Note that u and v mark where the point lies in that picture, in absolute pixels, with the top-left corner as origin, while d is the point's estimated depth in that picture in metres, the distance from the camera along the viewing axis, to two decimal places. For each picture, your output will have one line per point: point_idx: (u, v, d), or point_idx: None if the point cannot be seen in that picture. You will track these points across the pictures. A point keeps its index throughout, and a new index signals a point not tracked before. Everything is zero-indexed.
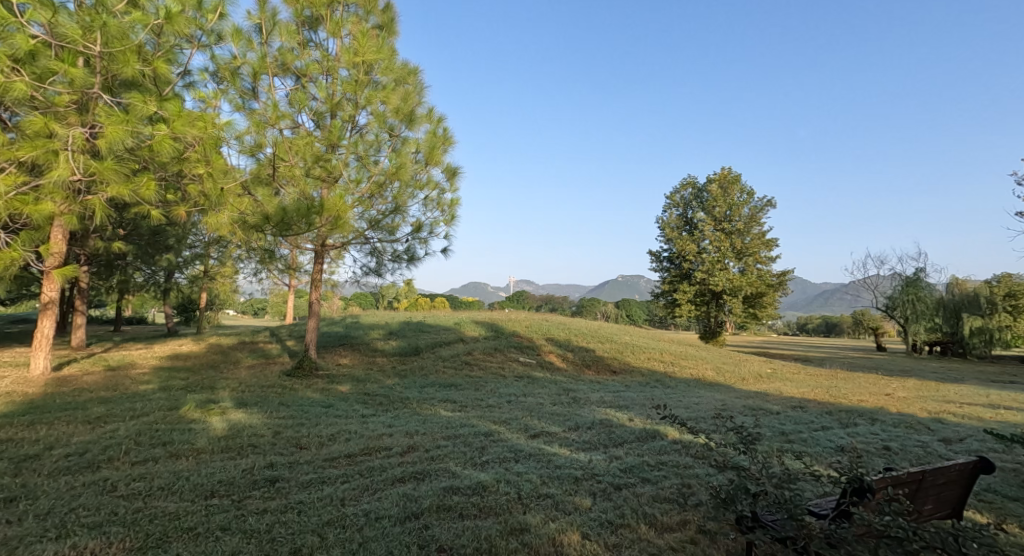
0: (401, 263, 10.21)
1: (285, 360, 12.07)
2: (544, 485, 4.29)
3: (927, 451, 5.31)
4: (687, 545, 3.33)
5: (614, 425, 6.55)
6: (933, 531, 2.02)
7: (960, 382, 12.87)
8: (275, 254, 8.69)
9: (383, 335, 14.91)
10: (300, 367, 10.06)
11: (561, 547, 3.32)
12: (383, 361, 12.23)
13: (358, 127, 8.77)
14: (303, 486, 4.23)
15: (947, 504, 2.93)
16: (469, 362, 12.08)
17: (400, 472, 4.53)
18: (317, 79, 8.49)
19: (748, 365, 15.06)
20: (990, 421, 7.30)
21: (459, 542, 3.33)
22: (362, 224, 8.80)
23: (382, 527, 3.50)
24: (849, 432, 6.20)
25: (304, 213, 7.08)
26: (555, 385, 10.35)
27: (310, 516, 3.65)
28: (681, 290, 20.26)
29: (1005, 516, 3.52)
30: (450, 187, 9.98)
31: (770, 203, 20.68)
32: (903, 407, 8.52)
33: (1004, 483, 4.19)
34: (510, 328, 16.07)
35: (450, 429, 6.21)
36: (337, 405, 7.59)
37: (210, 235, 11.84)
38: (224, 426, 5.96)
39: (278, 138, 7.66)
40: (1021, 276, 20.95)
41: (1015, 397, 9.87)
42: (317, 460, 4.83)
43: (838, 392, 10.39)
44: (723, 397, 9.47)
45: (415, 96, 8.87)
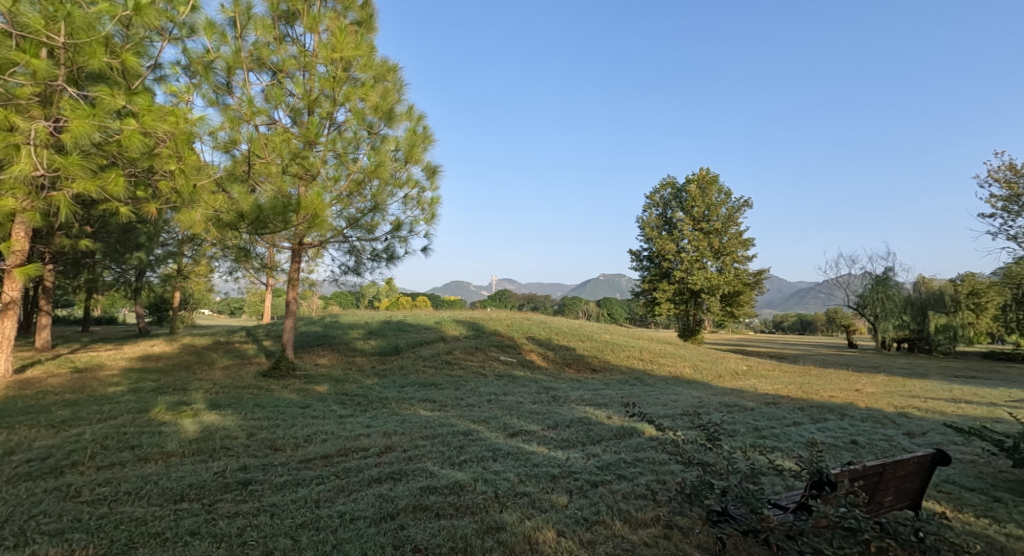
0: (380, 262, 10.14)
1: (261, 360, 11.87)
2: (521, 484, 4.31)
3: (892, 445, 5.48)
4: (659, 540, 3.38)
5: (592, 422, 6.62)
6: (886, 524, 2.09)
7: (926, 377, 13.36)
8: (251, 253, 8.55)
9: (362, 335, 14.77)
10: (277, 367, 9.92)
11: (536, 545, 3.34)
12: (362, 360, 12.11)
13: (336, 125, 8.69)
14: (277, 488, 4.18)
15: (907, 496, 3.04)
16: (450, 361, 12.05)
17: (377, 473, 4.50)
18: (294, 75, 8.41)
19: (725, 362, 15.34)
20: (953, 415, 7.55)
21: (434, 541, 3.33)
22: (341, 222, 8.72)
23: (357, 528, 3.48)
24: (819, 427, 6.38)
25: (280, 211, 7.00)
26: (535, 383, 10.41)
27: (283, 519, 3.60)
28: (661, 289, 20.50)
29: (961, 506, 3.65)
30: (430, 185, 9.95)
31: (746, 203, 21.09)
32: (871, 402, 8.78)
33: (962, 475, 4.35)
34: (491, 327, 16.09)
35: (428, 429, 6.18)
36: (314, 405, 7.50)
37: (183, 233, 11.58)
38: (196, 428, 5.84)
39: (253, 135, 7.51)
40: (984, 276, 21.79)
41: (975, 392, 10.30)
42: (292, 462, 4.77)
43: (810, 388, 10.68)
44: (700, 394, 9.61)
45: (394, 93, 8.85)
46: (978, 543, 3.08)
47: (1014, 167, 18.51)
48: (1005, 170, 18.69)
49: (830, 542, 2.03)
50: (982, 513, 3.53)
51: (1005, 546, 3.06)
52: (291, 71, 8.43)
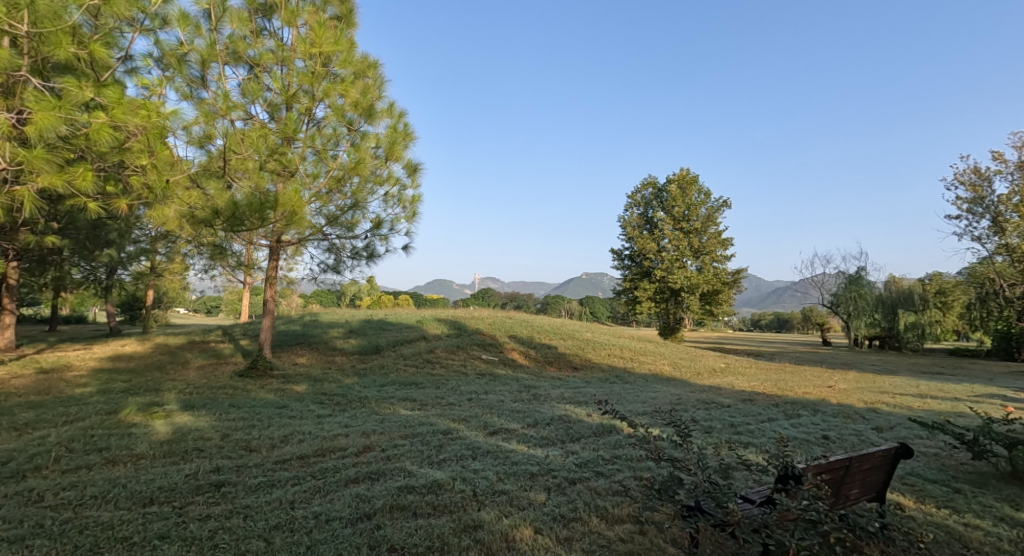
0: (360, 260, 10.05)
1: (237, 360, 11.65)
2: (499, 482, 4.32)
3: (861, 439, 5.63)
4: (635, 535, 3.42)
5: (572, 420, 6.66)
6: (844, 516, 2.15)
7: (895, 374, 13.76)
8: (226, 250, 8.39)
9: (343, 333, 14.62)
10: (254, 367, 9.75)
11: (513, 542, 3.35)
12: (341, 360, 11.99)
13: (315, 121, 8.58)
14: (251, 490, 4.11)
15: (873, 489, 3.13)
16: (431, 360, 12.01)
17: (355, 473, 4.46)
18: (272, 69, 8.28)
19: (704, 360, 15.57)
20: (919, 410, 7.80)
21: (411, 541, 3.31)
22: (320, 220, 8.62)
23: (332, 529, 3.45)
24: (793, 423, 6.52)
25: (257, 208, 6.91)
26: (517, 382, 10.43)
27: (256, 521, 3.55)
28: (642, 287, 20.71)
29: (924, 498, 3.77)
30: (411, 183, 9.89)
31: (725, 203, 21.43)
32: (842, 398, 9.02)
33: (925, 467, 4.50)
34: (473, 325, 16.07)
35: (408, 428, 6.14)
36: (291, 405, 7.39)
37: (156, 230, 11.30)
38: (167, 429, 5.70)
39: (229, 130, 7.35)
40: (950, 275, 22.55)
41: (941, 388, 10.66)
42: (267, 463, 4.70)
43: (785, 385, 10.91)
44: (678, 392, 9.75)
45: (374, 90, 8.76)
46: (939, 534, 3.18)
47: (978, 170, 19.18)
48: (970, 173, 19.34)
49: (792, 533, 2.09)
50: (943, 504, 3.65)
51: (964, 536, 3.17)
52: (268, 66, 8.29)
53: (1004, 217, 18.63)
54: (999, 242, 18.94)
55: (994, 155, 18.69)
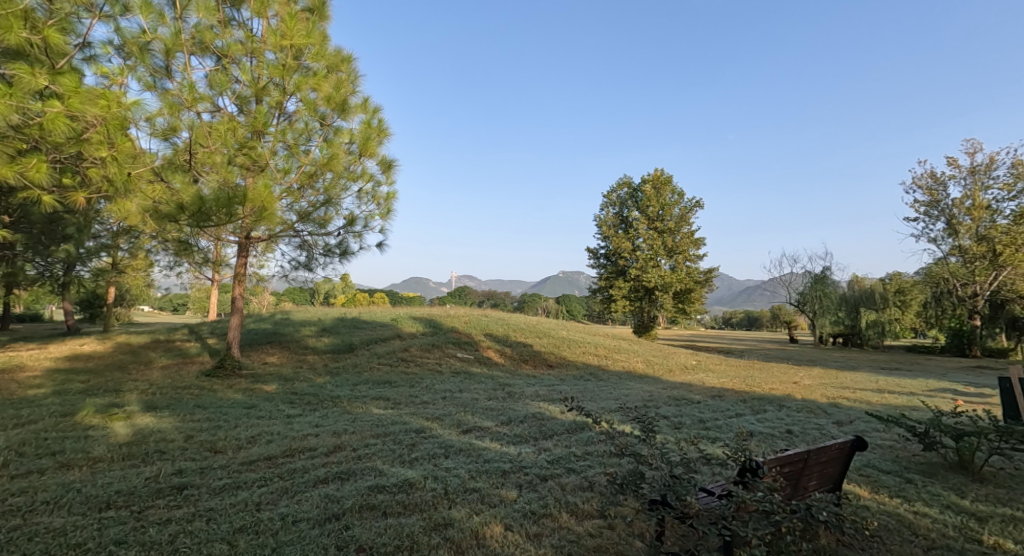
0: (333, 257, 9.89)
1: (203, 359, 11.31)
2: (471, 480, 4.32)
3: (822, 433, 5.83)
4: (604, 530, 3.46)
5: (545, 418, 6.70)
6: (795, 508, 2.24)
7: (856, 370, 14.31)
8: (192, 246, 8.13)
9: (315, 332, 14.38)
10: (222, 367, 9.50)
11: (483, 539, 3.36)
12: (313, 359, 11.78)
13: (287, 115, 8.40)
14: (215, 492, 4.01)
15: (829, 480, 3.25)
16: (406, 358, 11.92)
17: (324, 473, 4.40)
18: (240, 61, 8.10)
19: (676, 357, 15.84)
20: (877, 404, 8.10)
21: (380, 541, 3.28)
22: (291, 216, 8.45)
23: (299, 531, 3.38)
24: (759, 418, 6.71)
25: (224, 203, 6.70)
26: (492, 380, 10.43)
27: (220, 524, 3.46)
28: (617, 286, 20.93)
29: (877, 488, 3.93)
30: (386, 180, 9.77)
31: (698, 204, 21.86)
32: (806, 394, 9.31)
33: (880, 459, 4.69)
34: (449, 323, 15.99)
35: (380, 427, 6.08)
36: (259, 405, 7.24)
37: (119, 225, 10.88)
38: (127, 431, 5.52)
39: (195, 122, 7.08)
40: (910, 276, 23.56)
41: (899, 383, 11.14)
42: (232, 465, 4.59)
43: (753, 381, 11.21)
44: (651, 388, 9.91)
45: (348, 85, 8.64)
46: (890, 521, 3.32)
47: (933, 175, 20.10)
48: (927, 178, 20.25)
49: (748, 524, 2.21)
50: (896, 494, 3.81)
51: (914, 523, 3.31)
52: (237, 57, 8.11)
53: (957, 220, 19.55)
54: (952, 244, 19.87)
55: (948, 160, 19.63)
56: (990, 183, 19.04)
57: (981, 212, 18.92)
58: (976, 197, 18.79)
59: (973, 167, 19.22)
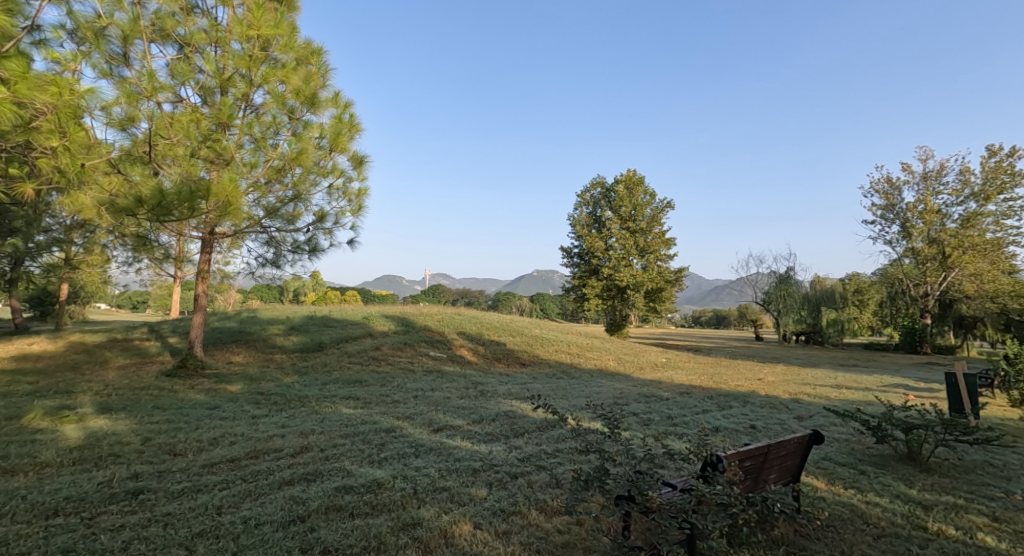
0: (301, 254, 9.68)
1: (164, 359, 10.90)
2: (441, 479, 4.30)
3: (783, 428, 6.01)
4: (572, 526, 3.49)
5: (516, 416, 6.71)
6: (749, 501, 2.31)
7: (817, 367, 14.81)
8: (152, 241, 7.84)
9: (283, 331, 14.04)
10: (183, 367, 9.19)
11: (451, 539, 3.34)
12: (281, 358, 11.51)
13: (253, 107, 8.21)
14: (173, 496, 3.87)
15: (788, 473, 3.35)
16: (377, 357, 11.78)
17: (289, 475, 4.30)
18: (204, 50, 7.86)
19: (646, 355, 16.09)
20: (836, 400, 8.42)
21: (346, 542, 3.24)
22: (257, 211, 8.22)
23: (261, 534, 3.30)
24: (724, 414, 6.88)
25: (186, 197, 6.36)
26: (464, 379, 10.39)
27: (177, 529, 3.35)
28: (590, 285, 21.10)
29: (833, 479, 4.08)
30: (357, 176, 9.62)
31: (670, 205, 22.23)
32: (770, 390, 9.60)
33: (837, 452, 4.87)
34: (422, 322, 15.85)
35: (349, 427, 5.99)
36: (223, 406, 7.05)
37: (72, 218, 10.37)
38: (79, 434, 5.28)
39: (155, 113, 6.77)
40: (867, 277, 24.59)
41: (856, 379, 11.60)
42: (192, 468, 4.44)
43: (720, 378, 11.50)
44: (621, 386, 10.04)
45: (318, 78, 8.44)
46: (843, 511, 3.44)
47: (890, 180, 20.98)
48: (883, 183, 21.11)
49: (706, 517, 2.28)
50: (850, 485, 3.95)
51: (866, 512, 3.44)
52: (200, 46, 7.86)
53: (911, 223, 20.45)
54: (906, 246, 20.79)
55: (903, 166, 20.53)
56: (941, 188, 19.99)
57: (932, 217, 19.83)
58: (929, 201, 19.70)
59: (926, 172, 20.15)
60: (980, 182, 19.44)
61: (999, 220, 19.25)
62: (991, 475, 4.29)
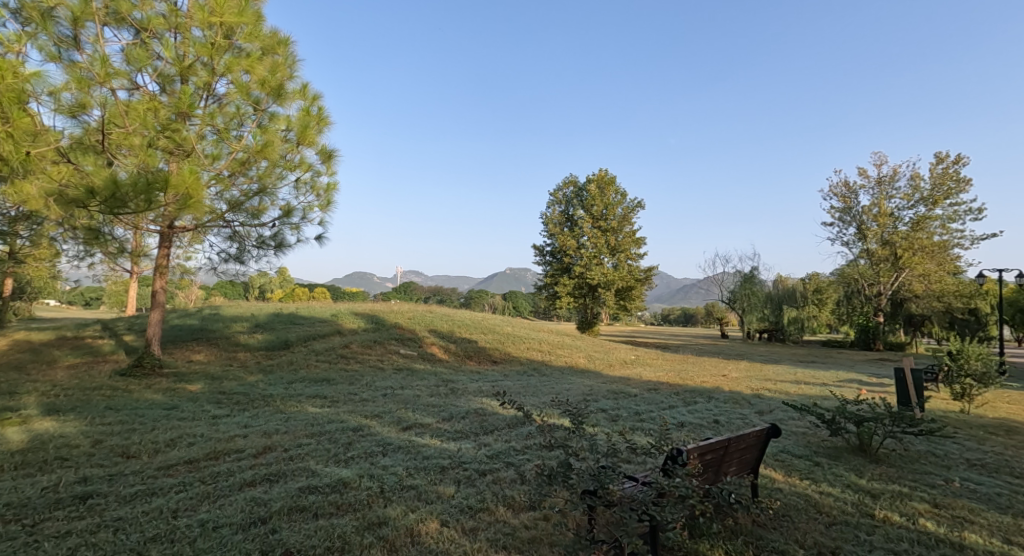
0: (266, 250, 9.42)
1: (118, 358, 10.44)
2: (408, 477, 4.25)
3: (745, 422, 6.20)
4: (539, 522, 3.51)
5: (486, 413, 6.72)
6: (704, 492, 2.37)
7: (778, 363, 15.34)
8: (106, 235, 7.48)
9: (247, 328, 13.66)
10: (139, 366, 8.82)
11: (417, 537, 3.32)
12: (245, 356, 11.19)
13: (216, 97, 7.95)
14: (125, 500, 3.72)
15: (747, 466, 3.45)
16: (346, 355, 11.59)
17: (251, 476, 4.18)
18: (162, 36, 7.56)
19: (616, 353, 16.32)
20: (795, 394, 8.73)
21: (309, 543, 3.17)
22: (220, 205, 7.95)
23: (220, 537, 3.21)
24: (689, 409, 7.04)
25: (143, 189, 5.98)
26: (435, 376, 10.34)
27: (129, 534, 3.22)
28: (562, 283, 21.24)
29: (790, 471, 4.22)
30: (326, 170, 9.42)
31: (640, 205, 22.59)
32: (734, 386, 9.87)
33: (794, 445, 5.04)
34: (392, 319, 15.65)
35: (315, 426, 5.87)
36: (182, 406, 6.81)
37: (16, 210, 9.80)
38: (23, 437, 5.02)
39: (110, 100, 6.45)
40: (826, 277, 25.52)
41: (814, 374, 12.07)
42: (146, 470, 4.28)
43: (686, 375, 11.77)
44: (591, 383, 10.16)
45: (284, 69, 8.22)
46: (799, 502, 3.57)
47: (847, 184, 21.84)
48: (841, 187, 21.98)
49: (665, 508, 2.34)
50: (805, 476, 4.10)
51: (819, 502, 3.58)
52: (158, 32, 7.56)
53: (866, 226, 21.33)
54: (861, 247, 21.67)
55: (860, 171, 21.40)
56: (894, 193, 20.92)
57: (885, 219, 20.76)
58: (882, 204, 20.60)
59: (880, 177, 21.06)
60: (929, 187, 20.41)
61: (945, 223, 20.27)
62: (933, 464, 4.53)
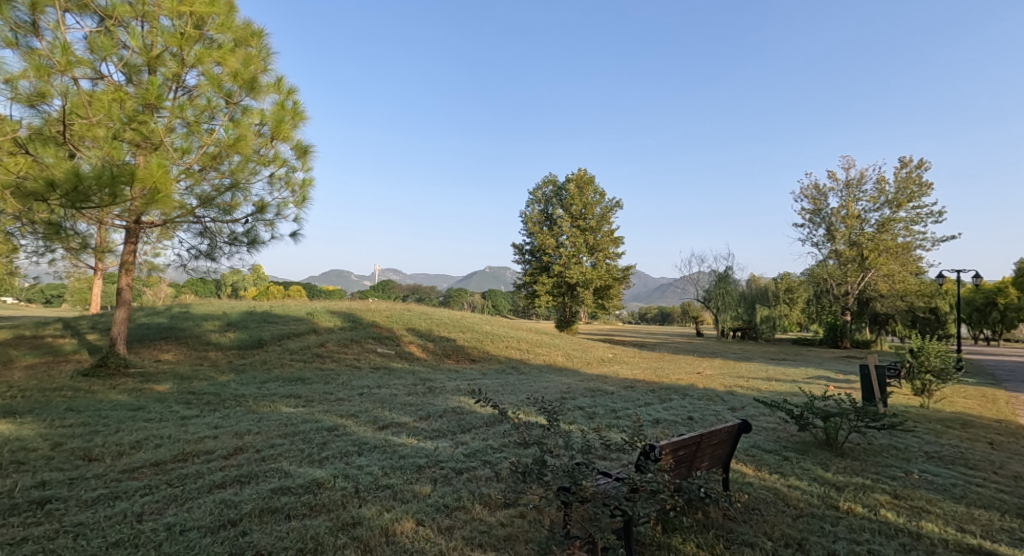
0: (239, 246, 9.21)
1: (81, 358, 10.08)
2: (384, 477, 4.21)
3: (718, 418, 6.31)
4: (515, 519, 3.52)
5: (464, 412, 6.70)
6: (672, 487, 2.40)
7: (751, 361, 15.71)
8: (67, 230, 7.20)
9: (219, 327, 13.32)
10: (103, 366, 8.54)
11: (393, 536, 3.29)
12: (216, 356, 10.91)
13: (186, 89, 7.72)
14: (86, 504, 3.59)
15: (718, 462, 3.52)
16: (321, 354, 11.41)
17: (221, 478, 4.08)
18: (129, 24, 7.31)
19: (594, 351, 16.45)
20: (766, 391, 8.96)
21: (280, 545, 3.11)
22: (190, 200, 7.72)
23: (187, 541, 3.12)
24: (665, 406, 7.14)
25: (107, 182, 5.73)
26: (413, 375, 10.27)
27: (90, 540, 3.11)
28: (541, 282, 21.31)
29: (760, 465, 4.33)
30: (301, 166, 9.25)
31: (619, 205, 22.79)
32: (708, 383, 10.07)
33: (765, 440, 5.16)
34: (370, 318, 15.48)
35: (289, 426, 5.77)
36: (149, 407, 6.60)
37: None
38: None
39: (71, 89, 6.19)
40: (798, 277, 26.17)
41: (785, 371, 12.38)
42: (110, 474, 4.14)
43: (662, 372, 11.94)
44: (569, 381, 10.23)
45: (258, 62, 8.02)
46: (767, 495, 3.66)
47: (817, 186, 22.42)
48: (811, 189, 22.57)
49: (637, 504, 2.37)
50: (774, 470, 4.20)
51: (787, 495, 3.67)
52: (124, 20, 7.30)
53: (835, 227, 21.93)
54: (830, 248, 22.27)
55: (830, 174, 21.99)
56: (861, 195, 21.57)
57: (853, 221, 21.37)
58: (850, 207, 21.20)
59: (848, 181, 21.68)
60: (894, 191, 21.11)
61: (909, 225, 20.99)
62: (895, 457, 4.68)
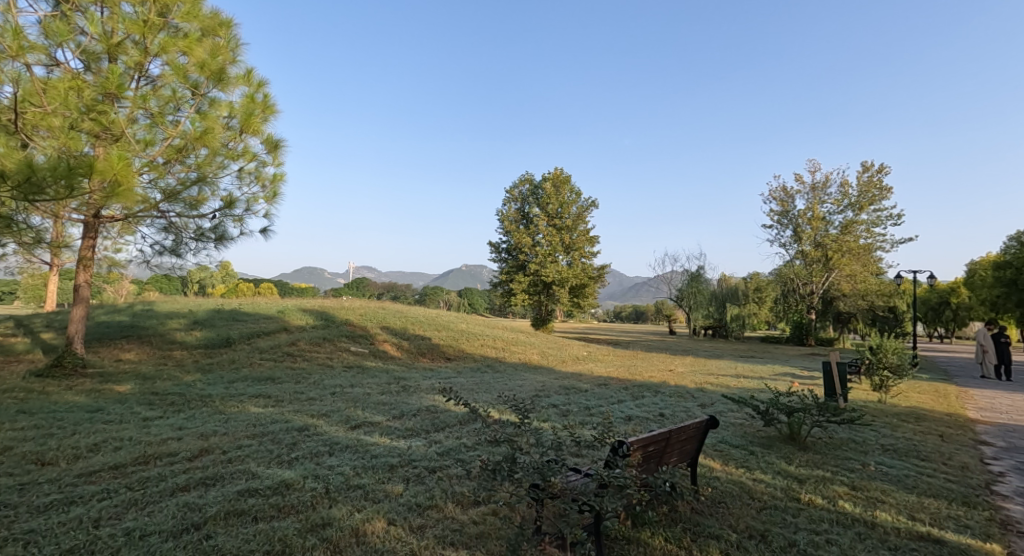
0: (206, 242, 8.95)
1: (35, 358, 9.64)
2: (355, 477, 4.16)
3: (688, 414, 6.44)
4: (488, 517, 3.52)
5: (438, 410, 6.67)
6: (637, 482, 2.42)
7: (721, 358, 16.04)
8: (20, 223, 6.85)
9: (185, 325, 12.92)
10: (59, 366, 8.19)
11: (363, 536, 3.25)
12: (181, 355, 10.58)
13: (150, 79, 7.47)
14: (39, 510, 3.45)
15: (686, 456, 3.58)
16: (293, 352, 11.21)
17: (184, 480, 3.97)
18: (87, 10, 7.04)
19: (568, 349, 16.56)
20: (735, 388, 9.16)
21: (245, 547, 3.04)
22: (154, 193, 7.46)
23: (148, 546, 3.02)
24: (637, 403, 7.24)
25: (65, 173, 5.43)
26: (386, 374, 10.18)
27: (43, 547, 2.98)
28: (517, 280, 21.35)
29: (728, 460, 4.44)
30: (272, 160, 9.05)
31: (594, 204, 22.99)
32: (679, 380, 10.24)
33: (733, 435, 5.28)
34: (343, 316, 15.25)
35: (257, 427, 5.64)
36: (108, 408, 6.37)
37: None
38: None
39: (23, 76, 5.90)
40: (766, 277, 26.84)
41: (754, 368, 12.70)
42: (66, 478, 3.98)
43: (635, 370, 12.10)
44: (544, 379, 10.28)
45: (226, 52, 7.78)
46: (733, 488, 3.75)
47: (784, 189, 23.05)
48: (779, 191, 23.19)
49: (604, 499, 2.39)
50: (741, 464, 4.31)
51: (752, 489, 3.77)
52: (82, 5, 7.03)
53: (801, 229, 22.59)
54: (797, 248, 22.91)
55: (797, 177, 22.63)
56: (826, 198, 22.26)
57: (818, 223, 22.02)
58: (816, 209, 21.83)
59: (814, 184, 22.35)
60: (856, 194, 21.86)
61: (871, 228, 21.77)
62: (853, 450, 4.86)
